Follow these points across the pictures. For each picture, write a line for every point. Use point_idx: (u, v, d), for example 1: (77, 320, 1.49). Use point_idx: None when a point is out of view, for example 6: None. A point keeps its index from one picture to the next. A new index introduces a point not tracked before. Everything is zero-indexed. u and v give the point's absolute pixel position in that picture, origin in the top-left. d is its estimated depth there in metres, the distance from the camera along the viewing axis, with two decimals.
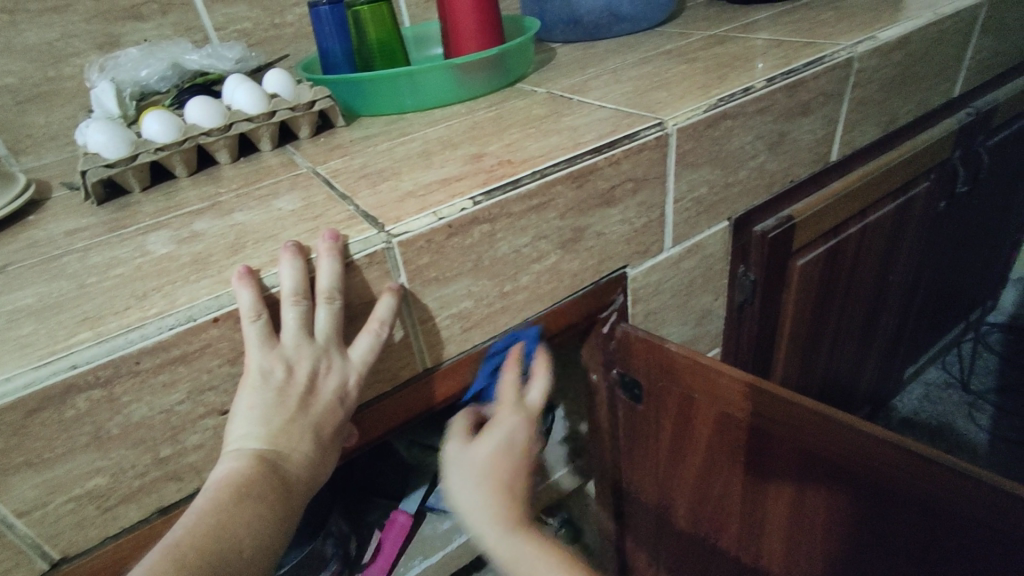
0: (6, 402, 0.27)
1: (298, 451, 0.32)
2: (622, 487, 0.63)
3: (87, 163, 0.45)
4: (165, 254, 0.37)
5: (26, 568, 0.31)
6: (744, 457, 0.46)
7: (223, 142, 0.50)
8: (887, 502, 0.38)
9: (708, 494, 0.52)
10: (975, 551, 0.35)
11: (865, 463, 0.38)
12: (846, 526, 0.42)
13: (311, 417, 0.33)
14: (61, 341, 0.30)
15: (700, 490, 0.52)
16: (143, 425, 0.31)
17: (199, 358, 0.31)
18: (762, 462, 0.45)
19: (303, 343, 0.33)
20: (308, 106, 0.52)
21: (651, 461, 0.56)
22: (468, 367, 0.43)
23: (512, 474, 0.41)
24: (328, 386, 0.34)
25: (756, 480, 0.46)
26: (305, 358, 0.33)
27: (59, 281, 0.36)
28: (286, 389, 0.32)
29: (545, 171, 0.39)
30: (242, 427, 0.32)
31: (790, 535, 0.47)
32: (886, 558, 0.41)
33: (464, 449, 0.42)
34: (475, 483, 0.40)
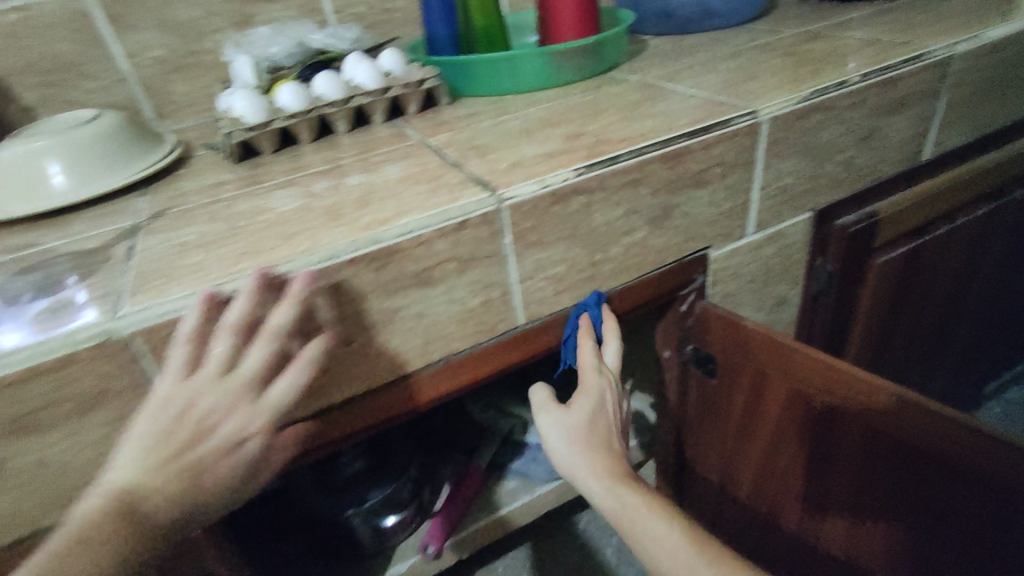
0: (188, 311, 0.33)
1: (215, 435, 0.32)
2: (684, 470, 0.65)
3: (231, 125, 0.52)
4: (302, 205, 0.42)
5: None
6: (811, 437, 0.47)
7: (342, 113, 0.54)
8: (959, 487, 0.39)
9: (770, 474, 0.54)
10: None
11: (934, 445, 0.39)
12: (910, 508, 0.43)
13: (238, 415, 0.33)
14: (227, 268, 0.35)
15: (762, 470, 0.54)
16: (286, 346, 0.36)
17: (334, 293, 0.36)
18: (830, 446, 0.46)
19: (230, 338, 0.33)
20: (417, 84, 0.57)
21: (716, 440, 0.57)
22: (465, 370, 0.44)
23: (609, 442, 0.44)
24: (226, 427, 0.33)
25: (821, 460, 0.48)
26: (211, 351, 0.33)
27: (214, 221, 0.42)
28: (224, 381, 0.33)
29: (642, 149, 0.42)
30: (167, 383, 0.32)
31: (851, 519, 0.48)
32: (947, 544, 0.42)
33: (556, 415, 0.45)
34: (576, 445, 0.43)
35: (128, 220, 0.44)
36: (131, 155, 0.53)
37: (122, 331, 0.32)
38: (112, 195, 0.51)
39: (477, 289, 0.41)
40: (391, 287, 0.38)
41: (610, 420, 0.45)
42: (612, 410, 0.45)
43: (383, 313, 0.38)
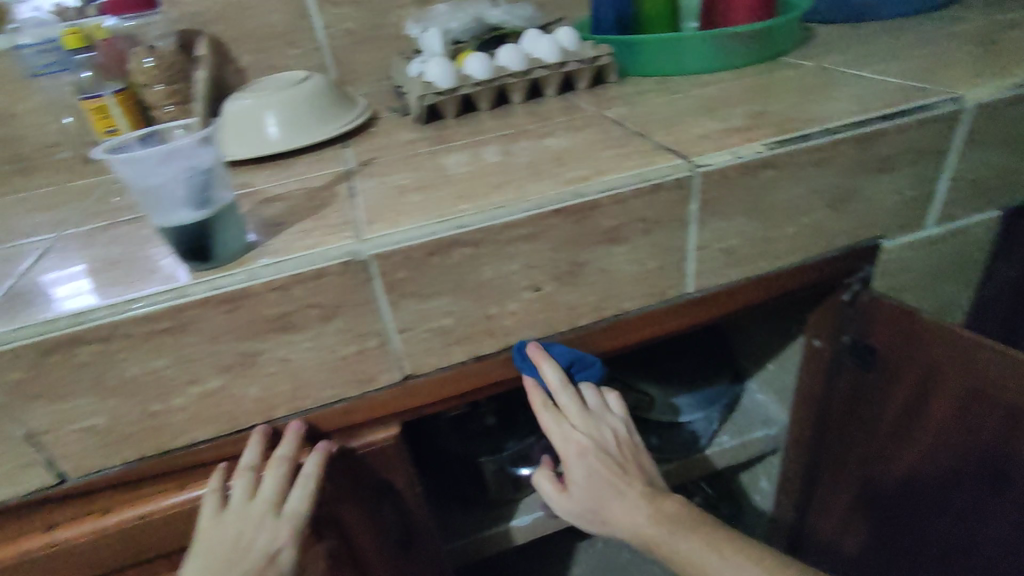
0: (419, 242, 0.37)
1: (252, 560, 0.40)
2: (822, 470, 0.63)
3: (424, 88, 0.55)
4: (497, 161, 0.46)
5: (386, 375, 0.42)
6: (980, 443, 0.45)
7: (521, 84, 0.58)
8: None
9: (922, 482, 0.51)
10: None
11: None
12: None
13: (264, 532, 0.40)
14: (448, 208, 0.39)
15: (914, 476, 0.51)
16: (487, 284, 0.40)
17: (537, 240, 0.40)
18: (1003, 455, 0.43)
19: (247, 475, 0.40)
20: (592, 61, 0.59)
21: (864, 441, 0.56)
22: (600, 338, 0.46)
23: (612, 485, 0.50)
24: (263, 540, 0.40)
25: (988, 469, 0.45)
26: (234, 487, 0.40)
27: (419, 171, 0.46)
28: (255, 502, 0.40)
29: (835, 128, 0.43)
30: (212, 524, 0.40)
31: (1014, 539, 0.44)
32: None
33: (561, 499, 0.53)
34: (597, 513, 0.51)
35: (341, 166, 0.50)
36: (336, 111, 0.58)
37: (365, 254, 0.36)
38: (313, 147, 0.55)
39: (657, 252, 0.43)
40: (585, 239, 0.41)
41: (606, 469, 0.50)
42: (601, 466, 0.50)
43: (573, 263, 0.42)
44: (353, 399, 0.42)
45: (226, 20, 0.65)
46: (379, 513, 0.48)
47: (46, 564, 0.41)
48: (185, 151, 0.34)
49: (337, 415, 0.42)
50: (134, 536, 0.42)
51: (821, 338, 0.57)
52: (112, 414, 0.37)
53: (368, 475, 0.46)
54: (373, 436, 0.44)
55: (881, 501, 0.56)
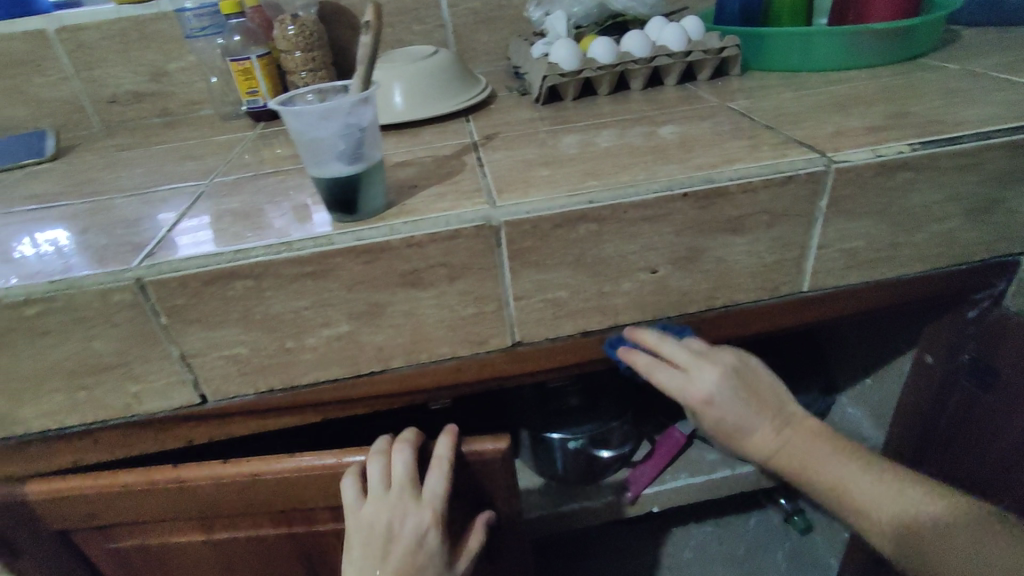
0: (548, 213, 0.38)
1: (403, 548, 0.42)
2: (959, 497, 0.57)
3: (549, 70, 0.57)
4: (620, 143, 0.47)
5: (497, 340, 0.43)
6: None
7: (643, 71, 0.58)
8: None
9: None
10: None
11: None
12: None
13: (407, 517, 0.42)
14: (577, 184, 0.40)
15: None
16: (605, 260, 0.41)
17: (660, 222, 0.40)
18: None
19: (379, 461, 0.43)
20: (717, 52, 0.58)
21: (977, 468, 0.53)
22: (700, 328, 0.46)
23: (750, 412, 0.46)
24: (408, 526, 0.42)
25: None
26: (370, 473, 0.43)
27: (543, 147, 0.48)
28: (391, 491, 0.42)
29: (987, 134, 0.41)
30: (357, 513, 0.42)
31: None
32: None
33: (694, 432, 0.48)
34: (739, 437, 0.47)
35: (466, 138, 0.52)
36: (460, 88, 0.61)
37: (496, 221, 0.38)
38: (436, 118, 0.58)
39: (778, 246, 0.43)
40: (708, 226, 0.41)
41: (740, 398, 0.45)
42: (732, 399, 0.45)
43: (692, 249, 0.42)
44: (459, 360, 0.44)
45: None
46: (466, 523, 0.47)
47: (168, 497, 0.44)
48: (348, 109, 0.36)
49: (447, 372, 0.44)
50: (245, 492, 0.44)
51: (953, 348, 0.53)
52: (252, 346, 0.41)
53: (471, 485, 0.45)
54: (483, 445, 0.44)
55: None
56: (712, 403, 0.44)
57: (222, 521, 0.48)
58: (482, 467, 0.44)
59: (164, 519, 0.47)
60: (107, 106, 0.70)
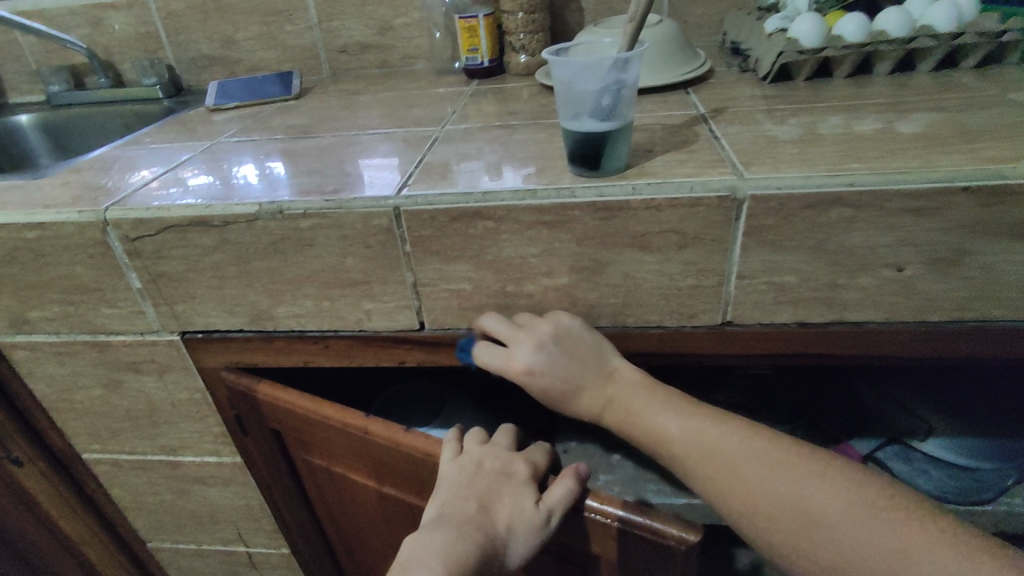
0: (800, 191, 0.37)
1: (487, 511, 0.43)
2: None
3: (787, 45, 0.53)
4: (872, 128, 0.43)
5: (710, 316, 0.42)
6: None
7: (896, 53, 0.52)
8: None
9: None
10: None
11: None
12: None
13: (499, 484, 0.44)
14: (832, 165, 0.38)
15: None
16: (849, 250, 0.38)
17: (926, 216, 0.36)
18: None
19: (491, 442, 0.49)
20: (994, 35, 0.51)
21: None
22: (931, 339, 0.41)
23: (583, 371, 0.42)
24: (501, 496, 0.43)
25: None
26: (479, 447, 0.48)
27: (780, 125, 0.45)
28: (497, 460, 0.46)
29: None
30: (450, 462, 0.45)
31: None
32: None
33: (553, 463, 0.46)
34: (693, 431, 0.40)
35: (690, 109, 0.51)
36: (683, 57, 0.59)
37: (742, 192, 0.37)
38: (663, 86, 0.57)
39: None
40: (985, 226, 0.36)
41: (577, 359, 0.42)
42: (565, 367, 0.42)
43: (955, 251, 0.37)
44: (666, 331, 0.44)
45: None
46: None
47: (359, 441, 0.49)
48: (613, 65, 0.37)
49: (650, 339, 0.44)
50: (418, 464, 0.47)
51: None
52: (477, 285, 0.44)
53: (638, 561, 0.41)
54: (672, 532, 0.38)
55: None
56: (536, 373, 0.42)
57: (392, 479, 0.50)
58: (661, 553, 0.39)
59: (349, 455, 0.51)
60: (338, 55, 0.77)
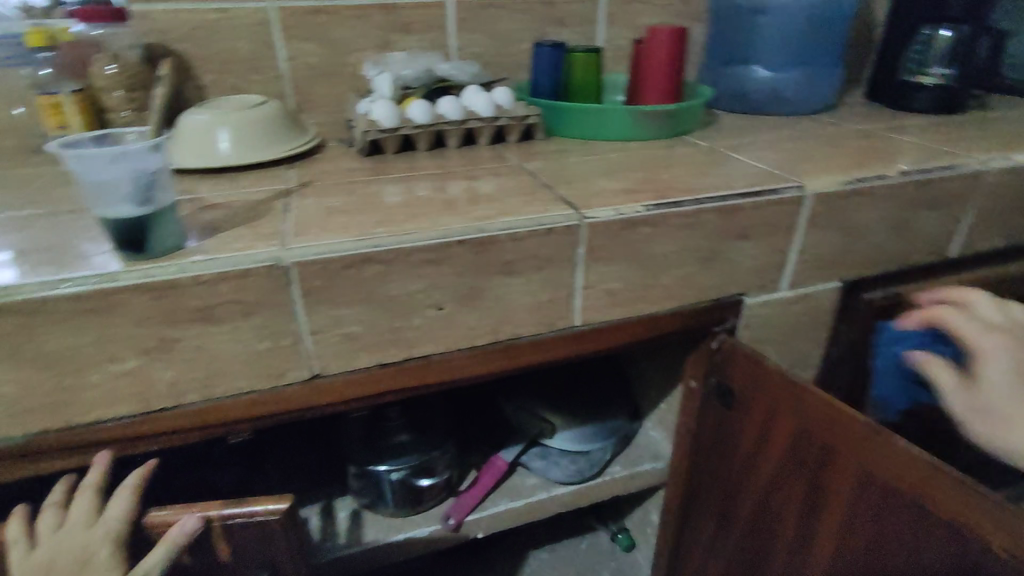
0: (337, 255, 0.43)
1: None
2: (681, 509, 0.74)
3: (369, 126, 0.63)
4: (419, 196, 0.53)
5: (298, 372, 0.46)
6: (803, 476, 0.53)
7: (457, 131, 0.66)
8: (935, 545, 0.43)
9: (769, 513, 0.58)
10: (933, 542, 0.43)
11: (873, 456, 0.46)
12: (862, 536, 0.48)
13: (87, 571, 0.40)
14: (367, 231, 0.45)
15: (763, 508, 0.58)
16: (395, 298, 0.46)
17: (442, 265, 0.46)
18: (814, 506, 0.52)
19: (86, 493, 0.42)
20: (521, 118, 0.68)
21: (720, 472, 0.64)
22: (485, 360, 0.52)
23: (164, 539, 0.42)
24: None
25: (812, 509, 0.52)
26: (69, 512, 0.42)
27: (350, 196, 0.53)
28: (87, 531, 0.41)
29: (703, 199, 0.51)
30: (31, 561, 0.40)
31: (836, 558, 0.51)
32: (886, 561, 0.46)
33: None
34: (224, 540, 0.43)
35: (282, 185, 0.56)
36: (289, 133, 0.64)
37: (286, 261, 0.42)
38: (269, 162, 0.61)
39: (549, 286, 0.50)
40: (487, 268, 0.47)
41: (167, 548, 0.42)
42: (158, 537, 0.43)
43: (473, 289, 0.48)
44: (259, 393, 0.46)
45: (194, 43, 0.71)
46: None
47: None
48: (133, 155, 0.39)
49: (246, 404, 0.46)
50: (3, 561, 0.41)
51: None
52: (25, 386, 0.40)
53: (253, 552, 0.45)
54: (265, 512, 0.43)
55: (742, 534, 0.62)
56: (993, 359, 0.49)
57: None
58: (264, 534, 0.44)
59: None
60: None
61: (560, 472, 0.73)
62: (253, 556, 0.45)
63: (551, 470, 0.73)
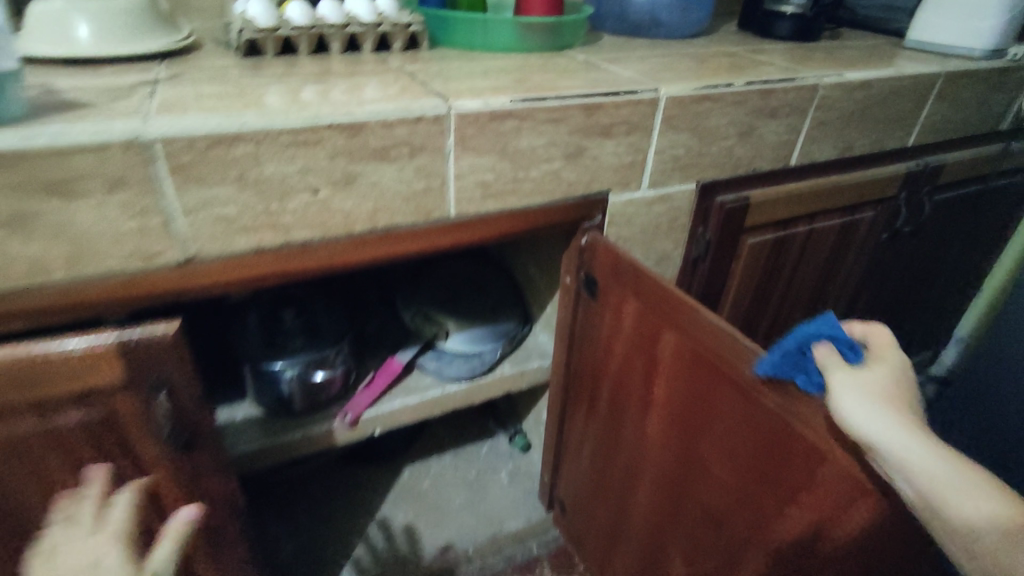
0: (204, 132, 0.44)
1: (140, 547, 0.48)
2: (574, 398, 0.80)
3: (244, 25, 0.63)
4: (294, 89, 0.54)
5: (172, 253, 0.47)
6: (644, 350, 0.59)
7: (338, 35, 0.66)
8: (720, 396, 0.49)
9: (621, 386, 0.65)
10: (723, 401, 0.49)
11: (689, 328, 0.51)
12: (679, 398, 0.55)
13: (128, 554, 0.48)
14: (235, 113, 0.46)
15: (618, 382, 0.66)
16: (267, 180, 0.48)
17: (313, 148, 0.48)
18: (650, 376, 0.59)
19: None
20: (405, 26, 0.69)
21: (589, 355, 0.71)
22: (365, 249, 0.55)
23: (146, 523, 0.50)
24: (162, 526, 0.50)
25: (648, 379, 0.60)
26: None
27: (221, 86, 0.53)
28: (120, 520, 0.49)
29: (566, 95, 0.55)
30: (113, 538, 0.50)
31: (664, 419, 0.58)
32: (694, 419, 0.53)
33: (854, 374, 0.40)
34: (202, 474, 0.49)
35: (150, 76, 0.55)
36: (158, 28, 0.63)
37: (149, 136, 0.42)
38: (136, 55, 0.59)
39: (422, 175, 0.53)
40: (359, 153, 0.50)
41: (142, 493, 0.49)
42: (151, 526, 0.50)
43: (345, 174, 0.50)
44: (132, 275, 0.47)
45: None
46: (159, 425, 0.47)
47: None
48: None
49: (118, 286, 0.46)
50: None
51: (754, 235, 0.77)
52: None
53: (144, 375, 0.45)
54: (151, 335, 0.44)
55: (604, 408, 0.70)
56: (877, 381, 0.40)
57: None
58: (155, 352, 0.45)
59: None
60: None
61: (454, 370, 0.77)
62: (149, 375, 0.45)
63: (445, 368, 0.77)
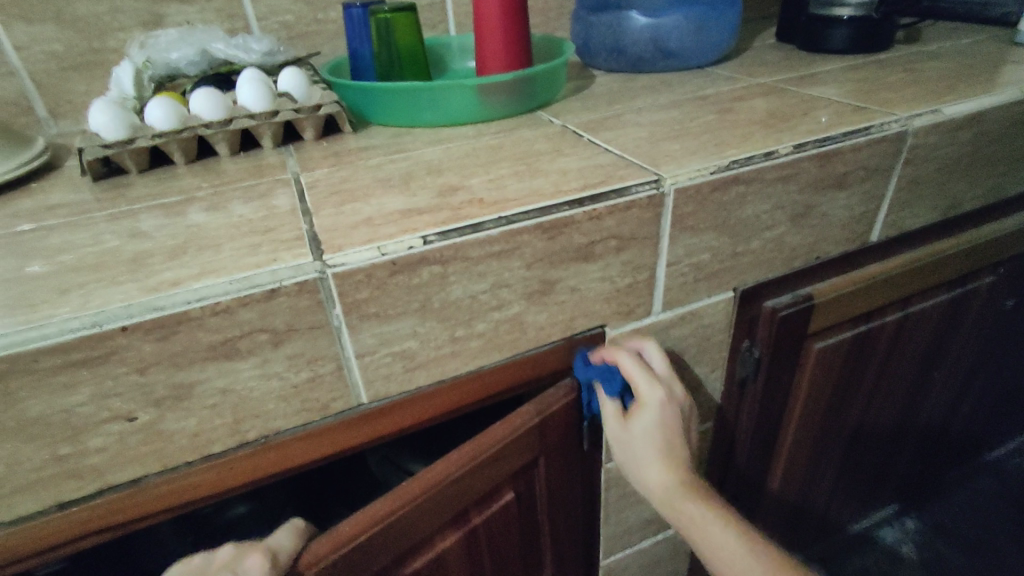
0: None
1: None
2: (609, 544, 0.59)
3: (86, 143, 0.46)
4: (115, 246, 0.37)
5: None
6: (496, 521, 0.47)
7: (222, 135, 0.49)
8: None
9: (532, 544, 0.52)
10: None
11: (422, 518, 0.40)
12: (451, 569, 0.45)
13: None
14: None
15: (534, 540, 0.52)
16: (41, 421, 0.31)
17: (103, 365, 0.30)
18: (489, 544, 0.47)
19: None
20: (313, 109, 0.51)
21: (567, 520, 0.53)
22: (231, 468, 0.37)
23: None
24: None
25: (492, 545, 0.48)
26: None
27: (9, 258, 0.36)
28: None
29: (512, 217, 0.36)
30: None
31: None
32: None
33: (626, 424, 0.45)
34: (663, 463, 0.45)
35: None
36: None
37: None
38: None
39: (300, 364, 0.35)
40: (184, 357, 0.32)
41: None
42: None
43: (173, 387, 0.33)
44: None
45: None
46: None
47: None
48: None
49: None
50: None
51: (825, 337, 0.55)
52: None
53: None
54: None
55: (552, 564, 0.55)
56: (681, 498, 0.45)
57: None
58: None
59: None
60: None
61: None
62: None
63: None
